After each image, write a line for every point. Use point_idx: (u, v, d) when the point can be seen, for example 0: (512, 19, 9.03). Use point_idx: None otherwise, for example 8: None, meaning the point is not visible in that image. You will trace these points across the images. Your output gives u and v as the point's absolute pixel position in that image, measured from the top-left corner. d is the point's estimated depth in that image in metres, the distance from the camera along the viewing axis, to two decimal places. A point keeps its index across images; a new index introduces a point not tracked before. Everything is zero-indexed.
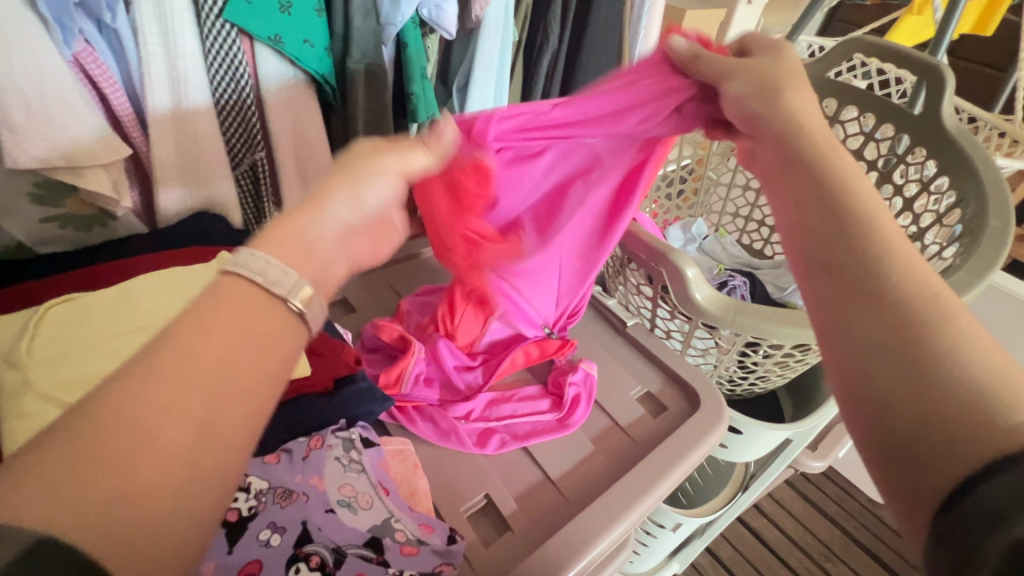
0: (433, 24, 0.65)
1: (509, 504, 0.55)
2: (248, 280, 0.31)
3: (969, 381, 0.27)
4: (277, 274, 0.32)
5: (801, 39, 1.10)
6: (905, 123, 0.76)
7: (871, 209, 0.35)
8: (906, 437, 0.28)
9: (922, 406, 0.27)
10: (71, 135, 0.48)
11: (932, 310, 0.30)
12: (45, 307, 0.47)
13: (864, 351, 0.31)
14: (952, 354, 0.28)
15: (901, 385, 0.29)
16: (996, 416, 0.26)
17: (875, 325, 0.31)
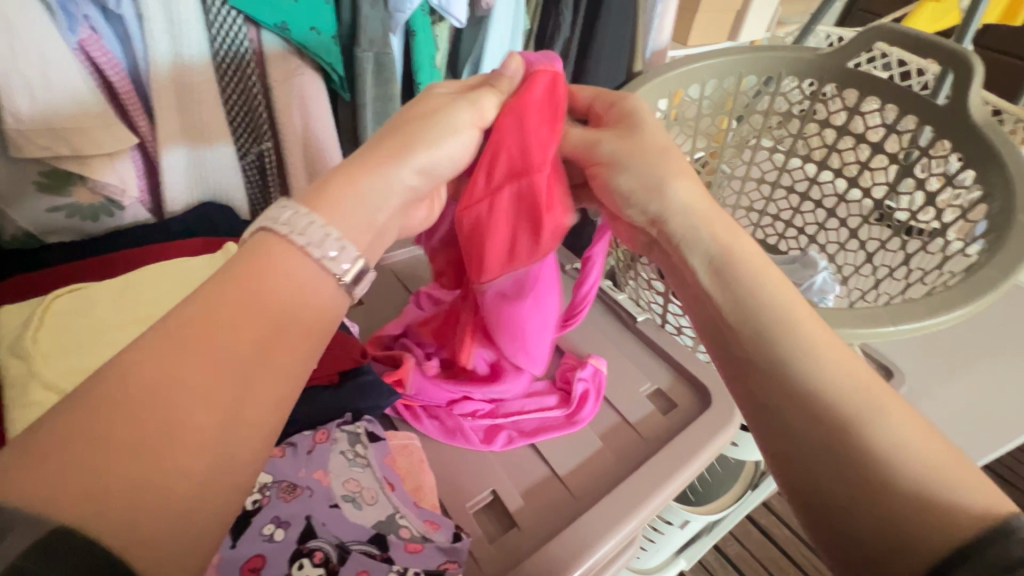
0: (442, 11, 0.63)
1: (515, 500, 0.55)
2: (283, 235, 0.34)
3: (900, 474, 0.32)
4: (312, 230, 0.35)
5: (819, 28, 1.06)
6: (931, 114, 0.74)
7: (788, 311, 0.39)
8: (854, 526, 0.33)
9: (865, 504, 0.33)
10: (77, 123, 0.48)
11: (854, 407, 0.35)
12: (51, 297, 0.47)
13: (810, 453, 0.35)
14: (884, 455, 0.33)
15: (841, 484, 0.34)
16: (929, 515, 0.31)
17: (810, 427, 0.35)
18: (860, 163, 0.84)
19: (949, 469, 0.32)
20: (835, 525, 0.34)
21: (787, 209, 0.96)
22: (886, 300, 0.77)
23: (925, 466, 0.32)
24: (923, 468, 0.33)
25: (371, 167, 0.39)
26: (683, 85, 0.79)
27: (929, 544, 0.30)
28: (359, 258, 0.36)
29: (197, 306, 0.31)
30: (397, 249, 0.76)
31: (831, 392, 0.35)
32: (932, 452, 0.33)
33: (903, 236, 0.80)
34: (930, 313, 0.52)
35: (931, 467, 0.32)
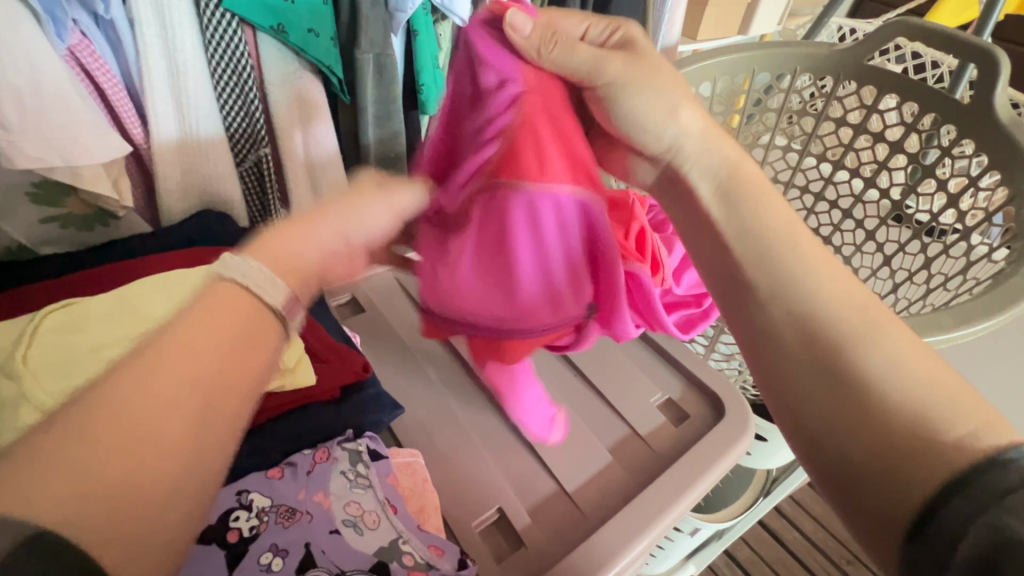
0: (445, 10, 0.61)
1: (522, 518, 0.53)
2: (231, 281, 0.32)
3: (892, 403, 0.32)
4: (255, 272, 0.32)
5: (833, 20, 1.03)
6: (953, 113, 0.71)
7: (812, 271, 0.37)
8: (851, 446, 0.32)
9: (872, 439, 0.32)
10: (69, 133, 0.46)
11: (849, 329, 0.34)
12: (42, 314, 0.46)
13: (825, 402, 0.34)
14: (877, 379, 0.32)
15: (847, 430, 0.33)
16: (937, 435, 0.30)
17: (801, 352, 0.35)
18: (877, 163, 0.81)
19: (952, 400, 0.31)
20: (838, 450, 0.33)
21: (800, 210, 0.93)
22: (905, 305, 0.76)
23: (920, 401, 0.31)
24: (918, 396, 0.32)
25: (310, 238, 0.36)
26: (691, 83, 0.77)
27: (958, 456, 0.29)
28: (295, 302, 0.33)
29: (173, 335, 0.29)
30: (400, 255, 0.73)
31: (844, 317, 0.35)
32: (933, 387, 0.32)
33: (922, 238, 0.77)
34: (957, 325, 0.50)
35: (925, 393, 0.32)
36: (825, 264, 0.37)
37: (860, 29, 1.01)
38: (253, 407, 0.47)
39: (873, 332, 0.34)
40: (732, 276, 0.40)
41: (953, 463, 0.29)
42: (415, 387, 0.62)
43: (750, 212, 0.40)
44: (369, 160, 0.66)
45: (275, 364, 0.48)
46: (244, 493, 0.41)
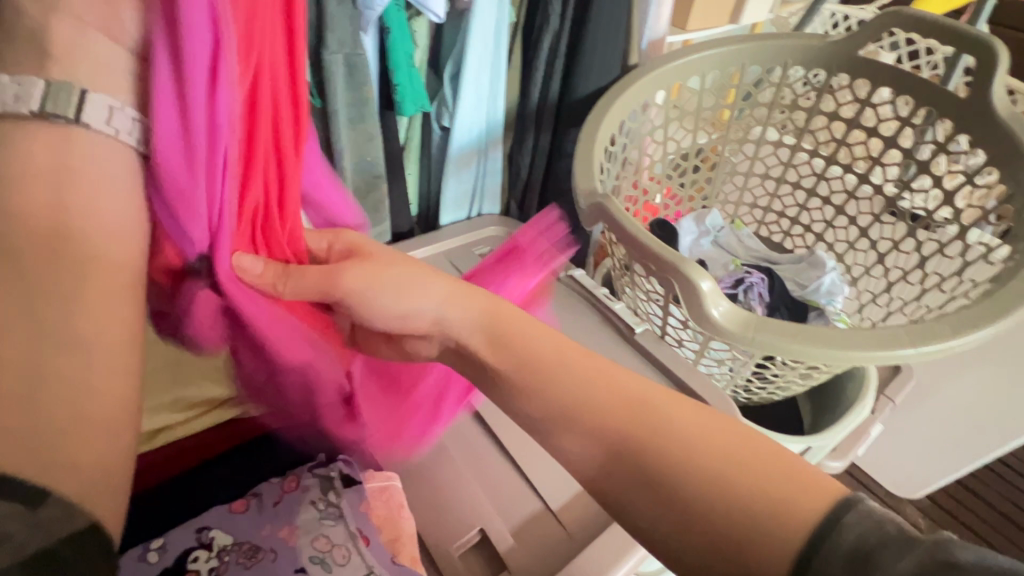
0: (419, 6, 0.58)
1: (505, 539, 0.51)
2: (4, 112, 0.29)
3: (701, 466, 0.32)
4: (25, 90, 0.29)
5: (825, 7, 0.99)
6: (949, 108, 0.69)
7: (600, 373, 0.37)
8: (707, 514, 0.31)
9: (713, 502, 0.31)
10: None
11: (648, 398, 0.36)
12: None
13: (661, 476, 0.33)
14: (688, 446, 0.33)
15: (700, 507, 0.31)
16: (776, 492, 0.30)
17: (627, 466, 0.34)
18: (871, 158, 0.79)
19: (768, 457, 0.32)
20: (678, 537, 0.32)
21: (793, 206, 0.91)
22: (900, 305, 0.74)
23: (727, 463, 0.32)
24: (732, 453, 0.33)
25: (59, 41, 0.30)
26: (680, 78, 0.74)
27: (816, 501, 0.29)
28: (131, 115, 0.31)
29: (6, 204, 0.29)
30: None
31: (655, 439, 0.34)
32: (731, 454, 0.32)
33: (918, 236, 0.75)
34: (952, 335, 0.48)
35: (723, 454, 0.32)
36: (589, 361, 0.38)
37: (853, 16, 0.98)
38: None
39: (667, 410, 0.35)
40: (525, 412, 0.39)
41: (791, 524, 0.28)
42: None
43: (528, 337, 0.39)
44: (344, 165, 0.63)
45: (240, 390, 0.45)
46: (205, 530, 0.39)
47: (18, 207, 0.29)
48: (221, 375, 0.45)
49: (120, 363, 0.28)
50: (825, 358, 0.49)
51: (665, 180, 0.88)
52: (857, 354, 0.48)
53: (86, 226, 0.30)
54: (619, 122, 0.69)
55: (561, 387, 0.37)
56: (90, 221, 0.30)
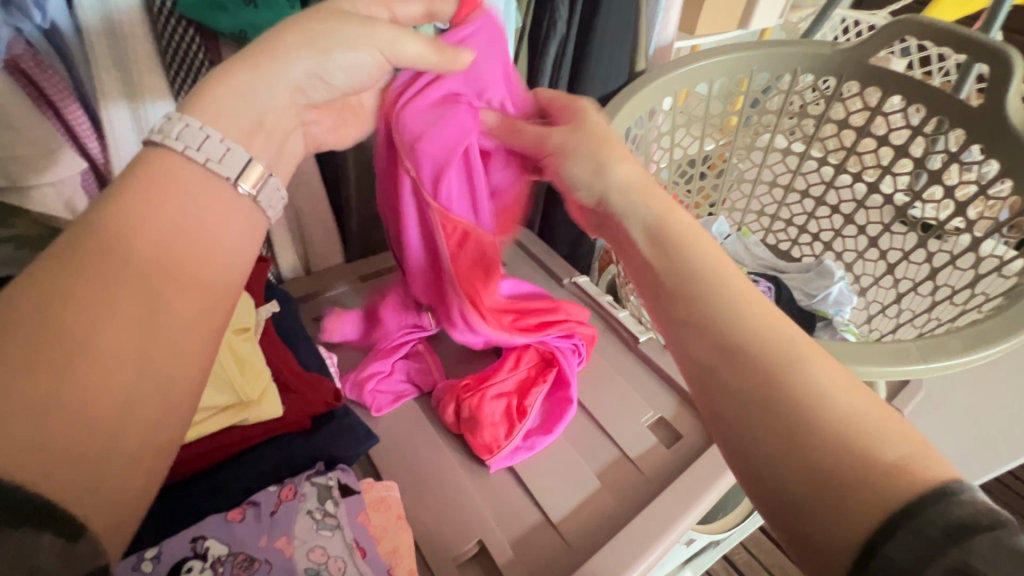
0: None
1: (504, 551, 0.51)
2: (174, 150, 0.30)
3: (829, 422, 0.30)
4: (206, 143, 0.30)
5: (836, 13, 0.98)
6: (961, 117, 0.68)
7: (736, 312, 0.35)
8: (788, 476, 0.30)
9: (803, 467, 0.30)
10: (12, 153, 0.42)
11: (796, 351, 0.33)
12: None
13: (761, 423, 0.32)
14: (819, 394, 0.31)
15: (793, 463, 0.30)
16: (881, 460, 0.29)
17: (748, 390, 0.33)
18: (881, 167, 0.78)
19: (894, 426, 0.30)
20: (769, 472, 0.31)
21: (801, 214, 0.90)
22: (910, 317, 0.73)
23: (858, 421, 0.30)
24: (859, 417, 0.30)
25: (247, 63, 0.33)
26: (688, 85, 0.74)
27: (924, 478, 0.28)
28: (280, 189, 0.34)
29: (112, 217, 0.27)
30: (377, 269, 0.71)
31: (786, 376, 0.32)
32: (879, 419, 0.31)
33: (928, 247, 0.74)
34: (964, 350, 0.47)
35: (871, 425, 0.30)
36: (762, 305, 0.35)
37: (864, 22, 0.97)
38: (216, 442, 0.44)
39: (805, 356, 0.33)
40: (673, 323, 0.37)
41: (889, 499, 0.27)
42: (394, 409, 0.60)
43: (675, 264, 0.38)
44: (349, 164, 0.64)
45: (239, 398, 0.45)
46: (200, 540, 0.39)
47: (128, 228, 0.28)
48: (218, 383, 0.44)
49: (187, 368, 0.28)
50: None
51: (672, 187, 0.87)
52: (865, 369, 0.47)
53: (212, 247, 0.30)
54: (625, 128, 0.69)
55: (704, 326, 0.35)
56: (212, 241, 0.30)
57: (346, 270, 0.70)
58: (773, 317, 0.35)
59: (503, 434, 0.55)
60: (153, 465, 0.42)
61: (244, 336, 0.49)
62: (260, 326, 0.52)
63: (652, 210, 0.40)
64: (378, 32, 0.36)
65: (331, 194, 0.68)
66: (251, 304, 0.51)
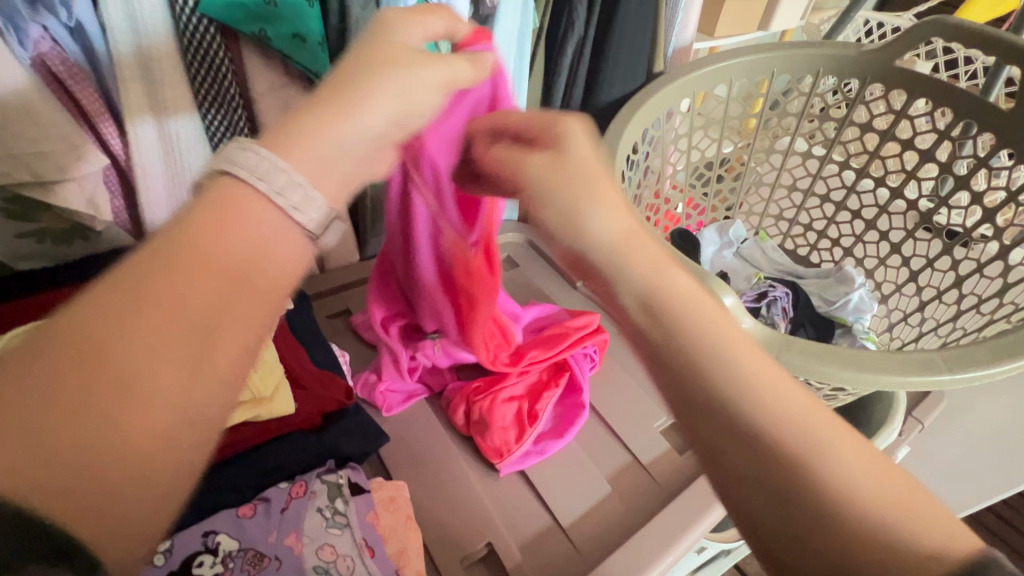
0: (442, 11, 0.57)
1: (513, 554, 0.50)
2: (249, 185, 0.26)
3: (847, 506, 0.27)
4: (274, 175, 0.26)
5: (859, 15, 0.96)
6: (991, 121, 0.66)
7: (736, 374, 0.30)
8: (805, 565, 0.27)
9: (819, 554, 0.27)
10: (36, 148, 0.43)
11: (795, 416, 0.29)
12: (9, 335, 0.43)
13: (773, 500, 0.28)
14: (834, 476, 0.27)
15: (811, 552, 0.27)
16: (905, 544, 0.26)
17: (745, 465, 0.29)
18: (905, 172, 0.76)
19: (904, 501, 0.27)
20: (786, 558, 0.28)
21: (820, 219, 0.88)
22: (934, 327, 0.71)
23: (875, 503, 0.27)
24: (876, 499, 0.27)
25: (339, 112, 0.29)
26: (706, 86, 0.73)
27: (953, 562, 0.25)
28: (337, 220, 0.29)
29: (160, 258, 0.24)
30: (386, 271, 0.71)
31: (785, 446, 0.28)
32: (893, 500, 0.27)
33: (953, 255, 0.72)
34: (992, 361, 0.45)
35: (885, 504, 0.27)
36: (749, 349, 0.31)
37: (888, 24, 0.95)
38: (229, 438, 0.45)
39: (811, 427, 0.29)
40: (665, 378, 0.32)
41: None
42: (405, 409, 0.59)
43: (660, 306, 0.32)
44: None
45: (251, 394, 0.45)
46: (212, 534, 0.39)
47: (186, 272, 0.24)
48: None
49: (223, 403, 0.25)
50: (852, 381, 0.46)
51: (688, 190, 0.86)
52: (886, 379, 0.45)
53: (267, 275, 0.26)
54: (642, 130, 0.68)
55: (700, 383, 0.30)
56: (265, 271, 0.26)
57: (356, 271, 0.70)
58: (774, 375, 0.30)
59: (515, 440, 0.55)
60: None
61: None
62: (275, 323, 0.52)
63: (617, 269, 0.33)
64: (441, 69, 0.34)
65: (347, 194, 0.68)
66: None
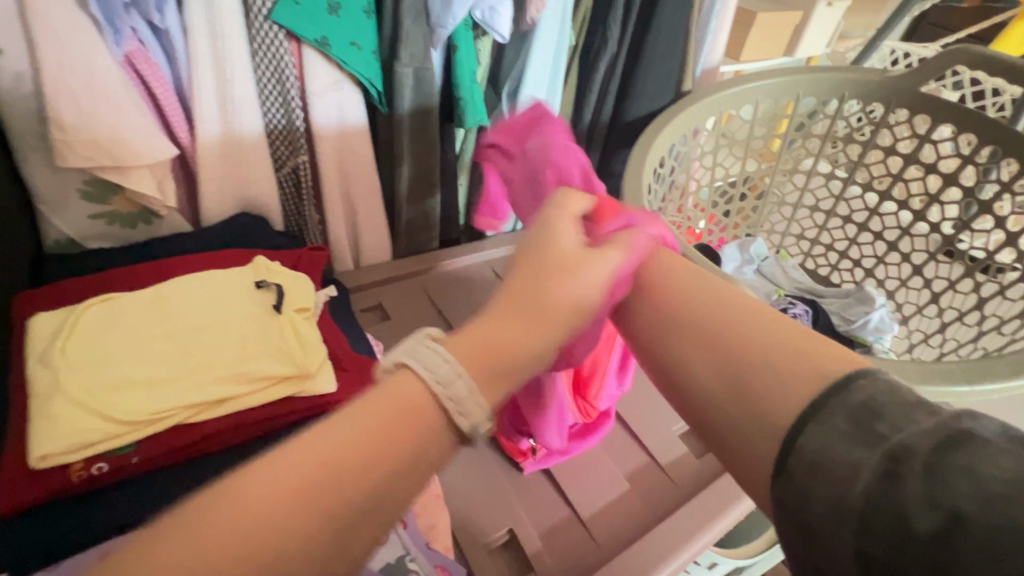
0: (486, 26, 0.61)
1: (533, 542, 0.52)
2: (415, 372, 0.27)
3: (750, 347, 0.34)
4: (456, 380, 0.27)
5: (884, 44, 0.99)
6: (1014, 148, 0.68)
7: (657, 273, 0.41)
8: (727, 413, 0.33)
9: (733, 395, 0.33)
10: (119, 135, 0.47)
11: (692, 301, 0.38)
12: (83, 305, 0.47)
13: (699, 357, 0.35)
14: (733, 331, 0.35)
15: (727, 396, 0.33)
16: (810, 364, 0.31)
17: (674, 341, 0.37)
18: (928, 195, 0.78)
19: (800, 342, 0.33)
20: (713, 418, 0.34)
21: (841, 239, 0.90)
22: (954, 347, 0.71)
23: (776, 348, 0.33)
24: (773, 345, 0.33)
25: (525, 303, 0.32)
26: (733, 105, 0.75)
27: (825, 368, 0.30)
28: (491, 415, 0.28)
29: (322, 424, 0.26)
30: (402, 268, 0.72)
31: (716, 308, 0.37)
32: (790, 341, 0.33)
33: (975, 277, 0.73)
34: (1010, 375, 0.47)
35: (785, 344, 0.33)
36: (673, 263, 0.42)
37: (913, 54, 0.97)
38: (275, 410, 0.48)
39: (711, 299, 0.38)
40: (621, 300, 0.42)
41: (801, 388, 0.30)
42: None
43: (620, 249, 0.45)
44: (404, 169, 0.66)
45: (297, 368, 0.49)
46: None
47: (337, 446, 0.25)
48: (280, 354, 0.49)
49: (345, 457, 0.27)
50: None
51: (710, 207, 0.89)
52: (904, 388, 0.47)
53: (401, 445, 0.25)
54: (669, 144, 0.71)
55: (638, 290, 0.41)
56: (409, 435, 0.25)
57: (373, 264, 0.72)
58: (695, 277, 0.40)
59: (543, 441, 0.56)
60: (217, 424, 0.46)
61: (304, 315, 0.54)
62: (319, 309, 0.56)
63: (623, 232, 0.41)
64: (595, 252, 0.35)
65: (386, 194, 0.71)
66: (312, 288, 0.56)
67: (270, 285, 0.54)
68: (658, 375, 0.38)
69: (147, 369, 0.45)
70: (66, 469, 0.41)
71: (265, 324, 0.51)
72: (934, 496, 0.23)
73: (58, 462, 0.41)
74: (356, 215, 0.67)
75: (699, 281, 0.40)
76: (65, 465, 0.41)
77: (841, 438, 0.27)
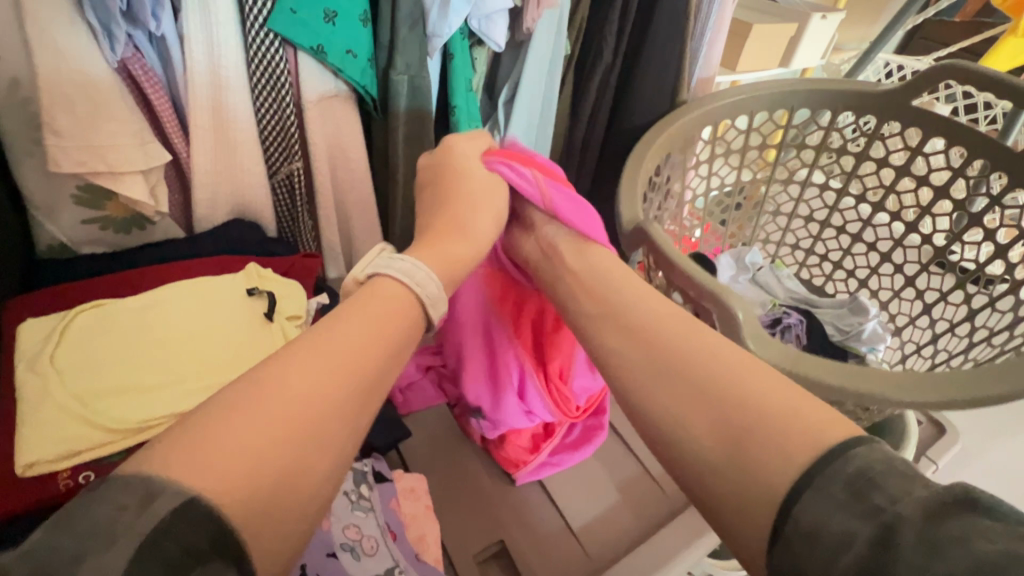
0: (481, 35, 0.61)
1: (524, 553, 0.52)
2: (391, 277, 0.40)
3: (747, 400, 0.34)
4: (422, 280, 0.41)
5: (878, 57, 1.00)
6: (1006, 162, 0.68)
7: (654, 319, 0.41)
8: (720, 469, 0.33)
9: (728, 450, 0.33)
10: (112, 139, 0.47)
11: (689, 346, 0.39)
12: (72, 313, 0.47)
13: (696, 406, 0.36)
14: (728, 380, 0.36)
15: (721, 447, 0.34)
16: (807, 427, 0.32)
17: (668, 393, 0.37)
18: (920, 208, 0.78)
19: (797, 403, 0.33)
20: (704, 467, 0.34)
21: (836, 250, 0.90)
22: (947, 359, 0.71)
23: (774, 406, 0.33)
24: (770, 402, 0.34)
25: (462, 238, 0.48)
26: (727, 116, 0.76)
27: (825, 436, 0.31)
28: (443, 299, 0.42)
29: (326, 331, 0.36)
30: None
31: (711, 361, 0.37)
32: (785, 399, 0.34)
33: (966, 288, 0.73)
34: (1002, 390, 0.47)
35: (781, 402, 0.34)
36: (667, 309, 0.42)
37: (907, 66, 0.98)
38: None
39: (707, 346, 0.38)
40: (618, 341, 0.42)
41: (800, 455, 0.31)
42: (425, 409, 0.62)
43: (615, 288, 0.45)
44: (399, 177, 0.66)
45: None
46: None
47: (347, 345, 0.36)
48: None
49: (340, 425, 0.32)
50: (862, 401, 0.48)
51: (706, 217, 0.89)
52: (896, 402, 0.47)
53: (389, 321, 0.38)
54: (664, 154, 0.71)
55: (634, 324, 0.42)
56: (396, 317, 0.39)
57: None
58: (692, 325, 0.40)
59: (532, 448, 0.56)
60: None
61: (295, 323, 0.54)
62: (311, 317, 0.56)
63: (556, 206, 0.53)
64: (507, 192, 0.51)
65: (380, 201, 0.71)
66: (304, 296, 0.56)
67: (261, 293, 0.53)
68: (647, 418, 0.38)
69: (137, 377, 0.45)
70: (52, 477, 0.41)
71: (258, 337, 0.50)
72: (927, 568, 0.24)
73: (43, 471, 0.40)
74: (350, 222, 0.67)
75: (695, 327, 0.40)
76: (52, 473, 0.41)
77: (839, 509, 0.27)
